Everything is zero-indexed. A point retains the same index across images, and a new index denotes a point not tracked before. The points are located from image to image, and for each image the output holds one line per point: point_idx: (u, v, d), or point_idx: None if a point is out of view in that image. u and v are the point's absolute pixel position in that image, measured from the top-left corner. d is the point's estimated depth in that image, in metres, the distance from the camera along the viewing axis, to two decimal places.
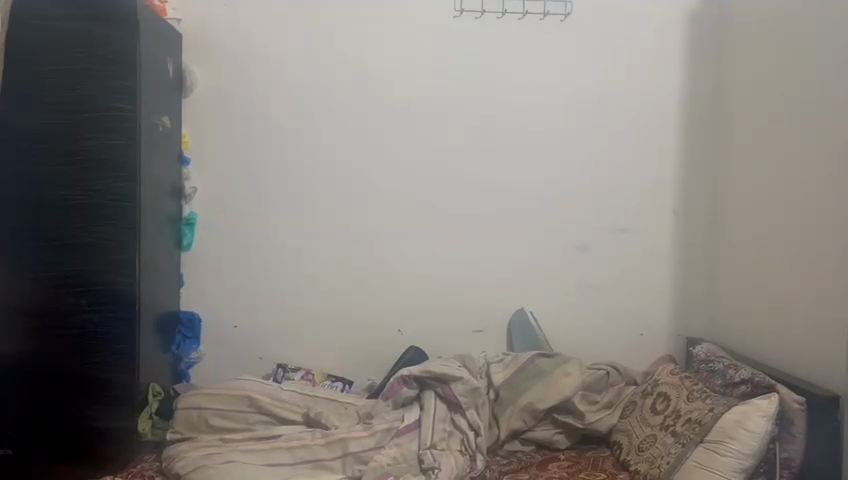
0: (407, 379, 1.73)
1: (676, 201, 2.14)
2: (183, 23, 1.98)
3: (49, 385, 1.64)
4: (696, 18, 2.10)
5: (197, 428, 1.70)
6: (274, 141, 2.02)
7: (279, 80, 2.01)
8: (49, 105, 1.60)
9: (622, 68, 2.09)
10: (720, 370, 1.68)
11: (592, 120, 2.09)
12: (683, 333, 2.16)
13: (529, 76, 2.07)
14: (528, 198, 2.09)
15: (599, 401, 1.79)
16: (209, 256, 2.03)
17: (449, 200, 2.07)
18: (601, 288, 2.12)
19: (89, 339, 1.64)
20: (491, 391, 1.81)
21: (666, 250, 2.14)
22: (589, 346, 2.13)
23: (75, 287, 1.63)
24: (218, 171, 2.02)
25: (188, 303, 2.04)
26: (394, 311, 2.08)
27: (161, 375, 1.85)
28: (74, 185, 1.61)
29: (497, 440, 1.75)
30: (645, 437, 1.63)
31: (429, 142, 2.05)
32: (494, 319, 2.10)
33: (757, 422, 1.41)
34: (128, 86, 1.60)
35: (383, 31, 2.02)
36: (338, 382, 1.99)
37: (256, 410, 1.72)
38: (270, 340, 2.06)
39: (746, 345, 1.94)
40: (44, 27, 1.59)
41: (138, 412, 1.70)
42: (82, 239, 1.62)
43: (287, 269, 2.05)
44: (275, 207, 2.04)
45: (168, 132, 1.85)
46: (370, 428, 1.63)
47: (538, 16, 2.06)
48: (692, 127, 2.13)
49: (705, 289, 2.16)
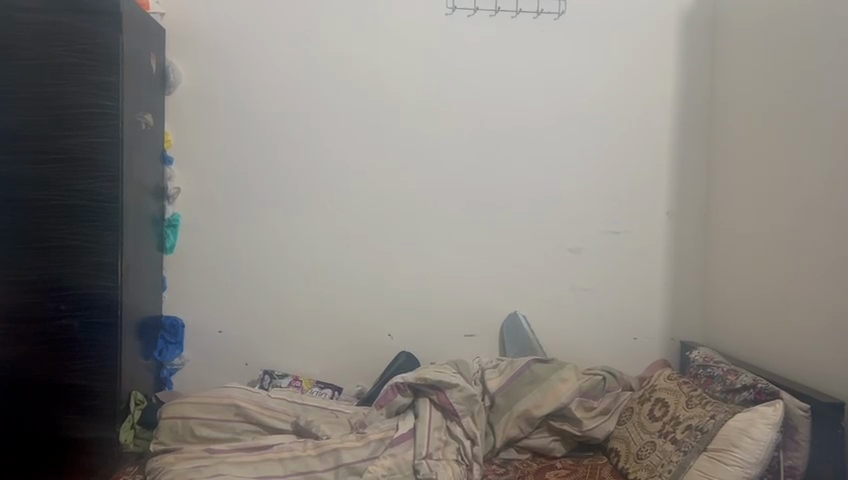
0: (400, 386, 1.68)
1: (671, 203, 2.11)
2: (165, 18, 1.90)
3: (28, 394, 1.57)
4: (691, 18, 2.08)
5: (182, 438, 1.62)
6: (263, 140, 1.96)
7: (267, 75, 1.95)
8: (26, 101, 1.52)
9: (616, 68, 2.06)
10: (718, 374, 1.65)
11: (585, 121, 2.05)
12: (676, 336, 2.14)
13: (524, 76, 2.03)
14: (522, 200, 2.05)
15: (596, 407, 1.75)
16: (192, 258, 1.96)
17: (442, 201, 2.02)
18: (595, 291, 2.09)
19: (70, 346, 1.57)
20: (486, 397, 1.77)
21: (660, 252, 2.11)
22: (581, 349, 2.10)
23: (53, 290, 1.56)
24: (203, 171, 1.95)
25: (170, 308, 1.96)
26: (385, 315, 2.03)
27: (143, 383, 1.78)
28: (53, 185, 1.54)
29: (493, 448, 1.70)
30: (644, 444, 1.60)
31: (422, 141, 2.00)
32: (486, 324, 2.06)
33: (762, 430, 1.38)
34: (108, 82, 1.53)
35: (376, 28, 1.97)
36: (327, 389, 1.93)
37: (243, 419, 1.66)
38: (258, 344, 2.00)
39: (742, 349, 1.91)
40: (18, 20, 1.50)
41: (120, 422, 1.62)
42: (62, 241, 1.55)
43: (276, 272, 1.99)
44: (263, 207, 1.98)
45: (150, 130, 1.78)
46: (364, 438, 1.58)
47: (531, 15, 2.02)
48: (686, 127, 2.11)
49: (697, 290, 2.15)
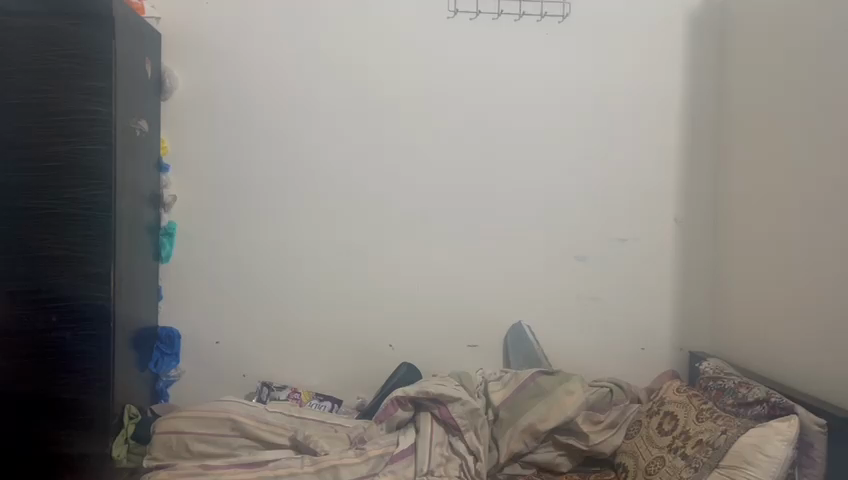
0: (401, 400, 1.63)
1: (679, 209, 2.06)
2: (161, 22, 1.86)
3: (19, 409, 1.52)
4: (698, 19, 2.03)
5: (179, 454, 1.58)
6: (261, 145, 1.92)
7: (265, 79, 1.91)
8: (18, 108, 1.48)
9: (621, 71, 2.01)
10: (729, 387, 1.61)
11: (591, 126, 2.01)
12: (685, 346, 2.09)
13: (527, 80, 1.98)
14: (526, 207, 2.00)
15: (603, 421, 1.69)
16: (188, 267, 1.92)
17: (444, 210, 1.98)
18: (602, 301, 2.04)
19: (62, 359, 1.52)
20: (489, 411, 1.72)
21: (668, 261, 2.06)
22: (587, 360, 2.05)
23: (44, 302, 1.52)
24: (200, 178, 1.91)
25: (167, 319, 1.92)
26: (386, 326, 1.98)
27: (138, 396, 1.74)
28: (43, 193, 1.49)
29: (496, 464, 1.65)
30: (653, 459, 1.55)
31: (423, 147, 1.96)
32: (490, 334, 2.01)
33: (777, 446, 1.33)
34: (100, 87, 1.49)
35: (376, 32, 1.93)
36: (327, 401, 1.89)
37: (239, 434, 1.62)
38: (256, 356, 1.96)
39: (753, 358, 1.86)
40: (9, 25, 1.46)
41: (113, 436, 1.58)
42: (53, 250, 1.50)
43: (275, 281, 1.94)
44: (261, 214, 1.93)
45: (145, 136, 1.74)
46: (363, 453, 1.54)
47: (535, 18, 1.97)
48: (696, 131, 2.06)
49: (706, 299, 2.10)
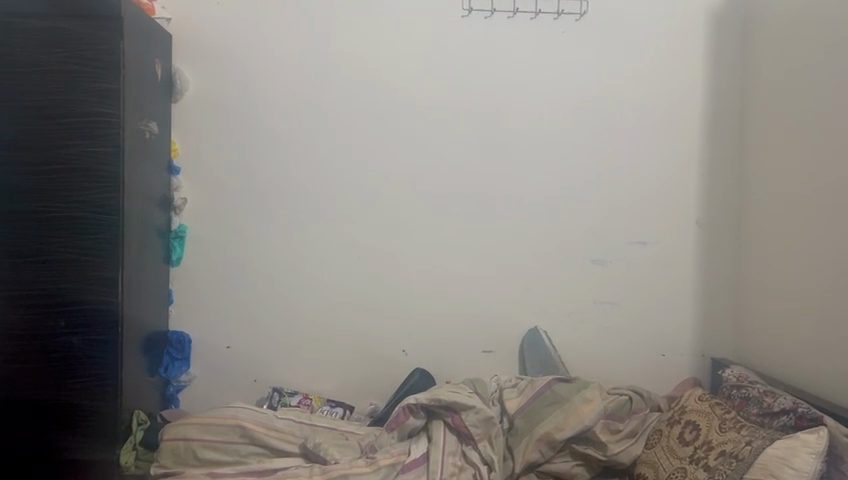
0: (413, 408, 1.58)
1: (700, 212, 2.01)
2: (172, 22, 1.84)
3: (24, 413, 1.51)
4: (720, 17, 1.98)
5: (185, 461, 1.56)
6: (273, 148, 1.89)
7: (278, 80, 1.88)
8: (26, 109, 1.45)
9: (640, 71, 1.96)
10: (753, 397, 1.56)
11: (609, 127, 1.96)
12: (707, 353, 2.03)
13: (543, 80, 1.94)
14: (543, 210, 1.96)
15: (622, 430, 1.64)
16: (199, 271, 1.90)
17: (459, 213, 1.94)
18: (620, 307, 1.99)
19: (68, 363, 1.50)
20: (505, 419, 1.68)
21: (688, 264, 2.01)
22: (604, 367, 2.00)
23: (50, 306, 1.50)
24: (212, 180, 1.88)
25: (178, 323, 1.90)
26: (399, 332, 1.94)
27: (147, 401, 1.71)
28: (52, 197, 1.47)
29: (512, 473, 1.61)
30: (674, 470, 1.49)
31: (438, 148, 1.92)
32: (505, 340, 1.97)
33: (805, 460, 1.27)
34: (110, 89, 1.46)
35: (389, 31, 1.89)
36: (338, 408, 1.86)
37: (248, 441, 1.59)
38: (268, 361, 1.93)
39: (777, 366, 1.80)
40: (17, 26, 1.44)
41: (120, 442, 1.55)
42: (62, 253, 1.48)
43: (286, 284, 1.91)
44: (273, 216, 1.90)
45: (155, 139, 1.72)
46: (373, 462, 1.50)
47: (551, 16, 1.93)
48: (717, 131, 2.00)
49: (729, 304, 2.04)
